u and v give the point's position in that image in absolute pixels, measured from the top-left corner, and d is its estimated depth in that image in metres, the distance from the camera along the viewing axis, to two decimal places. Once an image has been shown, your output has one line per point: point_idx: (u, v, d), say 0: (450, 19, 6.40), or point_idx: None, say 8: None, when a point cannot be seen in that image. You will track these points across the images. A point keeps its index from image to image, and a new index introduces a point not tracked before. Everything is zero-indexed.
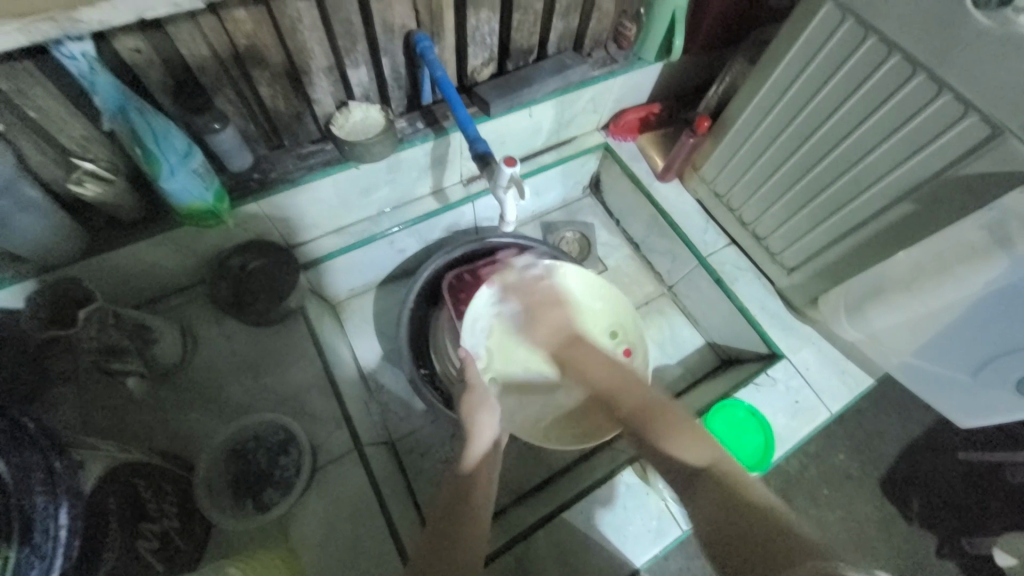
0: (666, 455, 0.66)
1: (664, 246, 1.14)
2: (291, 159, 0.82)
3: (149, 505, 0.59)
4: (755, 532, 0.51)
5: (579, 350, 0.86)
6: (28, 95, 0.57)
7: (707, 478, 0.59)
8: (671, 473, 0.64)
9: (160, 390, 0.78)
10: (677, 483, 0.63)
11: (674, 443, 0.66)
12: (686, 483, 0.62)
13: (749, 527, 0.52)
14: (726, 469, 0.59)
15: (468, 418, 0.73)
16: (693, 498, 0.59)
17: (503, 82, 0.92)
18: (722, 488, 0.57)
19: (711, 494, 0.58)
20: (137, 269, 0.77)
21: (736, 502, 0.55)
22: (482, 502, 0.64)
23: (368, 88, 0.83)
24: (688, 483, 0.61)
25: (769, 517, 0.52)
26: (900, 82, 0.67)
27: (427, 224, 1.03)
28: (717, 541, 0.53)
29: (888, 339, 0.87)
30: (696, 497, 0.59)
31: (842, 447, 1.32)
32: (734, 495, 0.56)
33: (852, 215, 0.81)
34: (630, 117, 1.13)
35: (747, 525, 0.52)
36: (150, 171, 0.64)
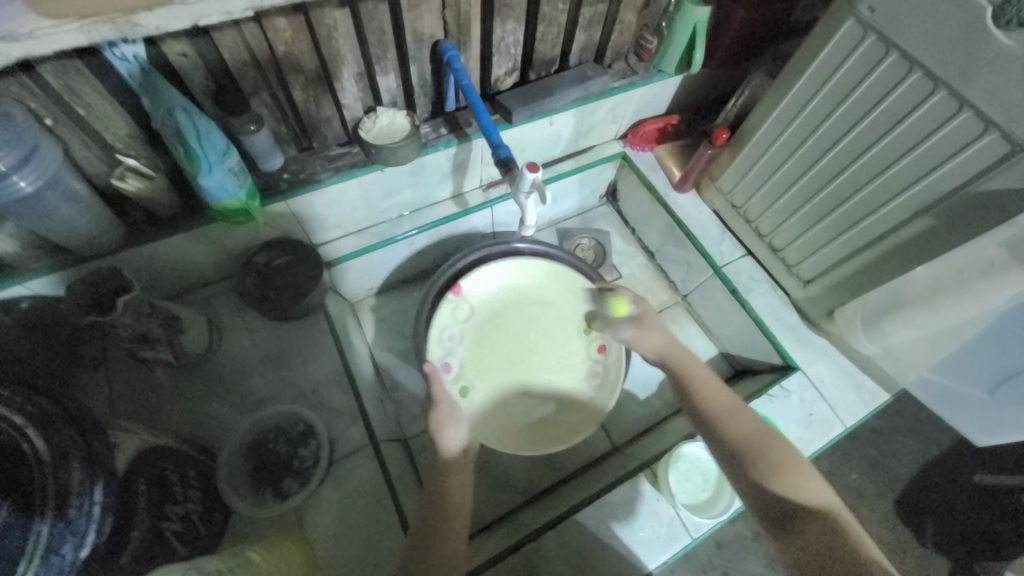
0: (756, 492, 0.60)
1: (678, 255, 1.15)
2: (320, 160, 0.85)
3: (174, 489, 0.61)
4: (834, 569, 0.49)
5: (691, 364, 0.75)
6: (79, 94, 0.60)
7: (804, 522, 0.55)
8: (766, 515, 0.59)
9: (185, 379, 0.80)
10: (772, 524, 0.57)
11: (792, 487, 0.59)
12: (783, 524, 0.56)
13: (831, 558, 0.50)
14: (827, 519, 0.54)
15: (435, 433, 0.72)
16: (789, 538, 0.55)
17: (525, 91, 0.95)
18: (823, 525, 0.54)
19: (807, 540, 0.53)
20: (170, 262, 0.80)
21: (837, 542, 0.52)
22: (458, 491, 0.68)
23: (396, 94, 0.86)
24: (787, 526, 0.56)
25: (858, 553, 0.50)
26: (921, 97, 0.68)
27: (446, 227, 1.05)
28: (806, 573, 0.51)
29: (905, 353, 0.86)
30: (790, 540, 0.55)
31: (855, 463, 1.30)
32: (840, 542, 0.51)
33: (871, 228, 0.82)
34: (648, 128, 1.14)
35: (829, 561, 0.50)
36: (189, 169, 0.67)
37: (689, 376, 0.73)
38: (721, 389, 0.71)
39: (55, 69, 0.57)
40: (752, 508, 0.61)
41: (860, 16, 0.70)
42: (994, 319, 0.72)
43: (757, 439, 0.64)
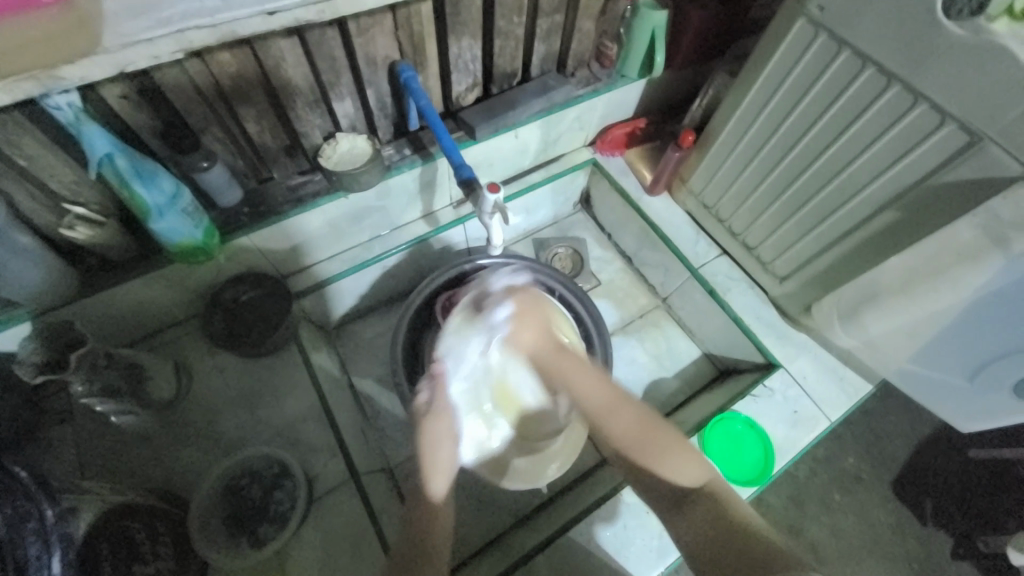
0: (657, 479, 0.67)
1: (656, 258, 1.14)
2: (281, 191, 0.83)
3: (143, 547, 0.58)
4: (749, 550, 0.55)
5: (563, 361, 0.80)
6: (17, 145, 0.58)
7: (697, 501, 0.63)
8: (661, 498, 0.67)
9: (154, 427, 0.78)
10: (668, 504, 0.66)
11: (665, 465, 0.66)
12: (676, 506, 0.65)
13: (726, 537, 0.58)
14: (716, 495, 0.63)
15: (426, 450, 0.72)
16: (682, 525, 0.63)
17: (488, 106, 0.94)
18: (710, 513, 0.62)
19: (699, 521, 0.62)
20: (130, 308, 0.78)
21: (722, 527, 0.59)
22: (442, 530, 0.67)
23: (355, 118, 0.84)
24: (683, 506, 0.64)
25: (741, 535, 0.58)
26: (877, 93, 0.68)
27: (419, 248, 1.04)
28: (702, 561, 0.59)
29: (885, 345, 0.86)
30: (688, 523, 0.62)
31: (848, 449, 1.30)
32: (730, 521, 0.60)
33: (839, 223, 0.82)
34: (617, 133, 1.14)
35: (731, 542, 0.57)
36: (140, 213, 0.66)
37: (564, 371, 0.79)
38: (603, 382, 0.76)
39: None
40: (649, 489, 0.69)
41: (811, 16, 0.71)
42: (964, 309, 0.73)
43: (641, 426, 0.70)
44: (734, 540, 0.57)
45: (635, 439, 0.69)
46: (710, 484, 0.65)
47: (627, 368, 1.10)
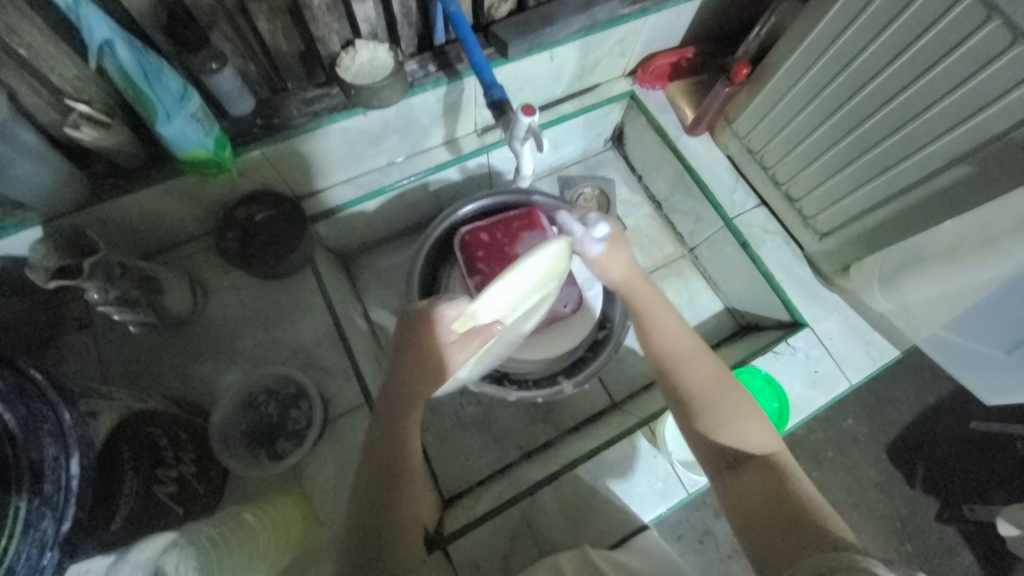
0: (718, 442, 0.60)
1: (687, 205, 1.08)
2: (296, 103, 0.77)
3: (167, 453, 0.59)
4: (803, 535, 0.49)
5: (648, 297, 0.73)
6: (18, 33, 0.53)
7: (753, 466, 0.57)
8: (712, 461, 0.60)
9: (173, 340, 0.79)
10: (722, 467, 0.59)
11: (743, 433, 0.60)
12: (731, 470, 0.58)
13: (779, 517, 0.51)
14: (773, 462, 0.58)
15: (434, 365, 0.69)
16: (732, 485, 0.57)
17: (522, 19, 0.84)
18: (769, 481, 0.55)
19: (750, 491, 0.55)
20: (143, 220, 0.76)
21: (778, 492, 0.54)
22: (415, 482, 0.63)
23: (376, 24, 0.76)
24: (733, 473, 0.58)
25: (799, 514, 0.51)
26: (970, 28, 0.59)
27: (439, 176, 0.98)
28: (746, 526, 0.54)
29: (922, 312, 0.82)
30: (739, 493, 0.56)
31: (853, 410, 1.30)
32: (790, 493, 0.53)
33: (902, 176, 0.75)
34: (660, 62, 1.04)
35: (789, 518, 0.51)
36: (148, 116, 0.61)
37: (631, 289, 0.73)
38: (686, 341, 0.68)
39: None
40: (700, 448, 0.62)
41: None
42: (1008, 283, 0.68)
43: (714, 388, 0.63)
44: (785, 521, 0.51)
45: (702, 401, 0.62)
46: (779, 457, 0.58)
47: None
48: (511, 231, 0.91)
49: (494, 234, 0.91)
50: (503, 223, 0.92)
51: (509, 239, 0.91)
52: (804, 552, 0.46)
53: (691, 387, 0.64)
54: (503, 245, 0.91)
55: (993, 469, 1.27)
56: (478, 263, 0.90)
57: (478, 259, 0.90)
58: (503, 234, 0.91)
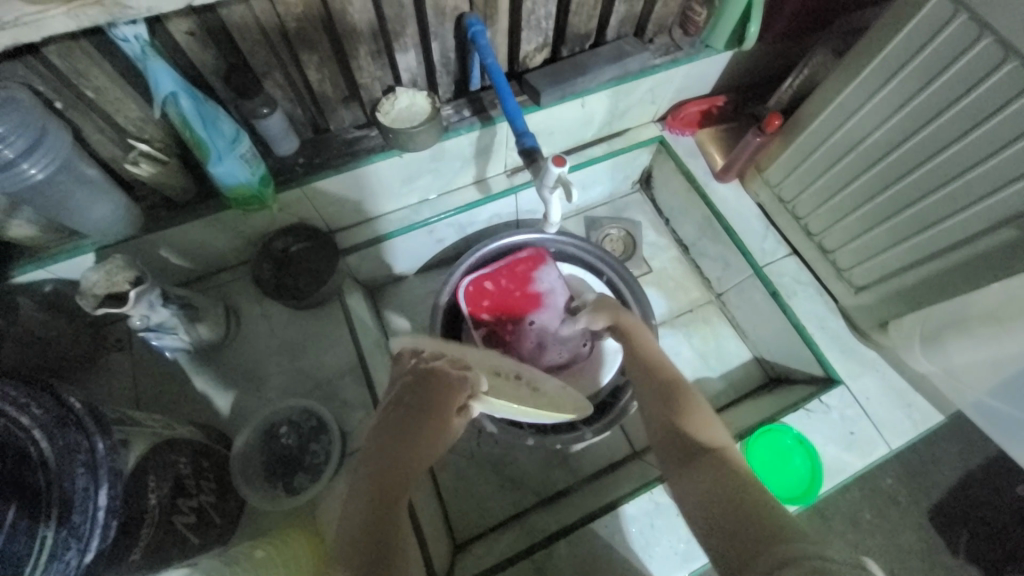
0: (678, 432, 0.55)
1: (715, 251, 1.06)
2: (337, 144, 0.81)
3: (187, 482, 0.60)
4: (757, 528, 0.41)
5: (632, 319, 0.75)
6: (85, 76, 0.58)
7: (709, 459, 0.50)
8: (670, 458, 0.53)
9: (203, 365, 0.81)
10: (677, 459, 0.52)
11: (699, 426, 0.54)
12: (685, 461, 0.51)
13: (734, 513, 0.44)
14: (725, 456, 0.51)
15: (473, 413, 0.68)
16: (685, 475, 0.50)
17: (556, 69, 0.87)
18: (728, 473, 0.48)
19: (709, 481, 0.48)
20: (187, 249, 0.80)
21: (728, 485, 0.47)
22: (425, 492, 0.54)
23: (416, 72, 0.80)
24: (690, 460, 0.51)
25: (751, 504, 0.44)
26: (1015, 93, 0.58)
27: (468, 214, 1.01)
28: (706, 519, 0.45)
29: (968, 377, 0.77)
30: (695, 480, 0.49)
31: (891, 472, 1.22)
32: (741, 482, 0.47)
33: (944, 234, 0.72)
34: (690, 110, 1.05)
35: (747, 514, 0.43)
36: (200, 156, 0.65)
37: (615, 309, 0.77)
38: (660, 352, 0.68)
39: (65, 53, 0.55)
40: (663, 446, 0.55)
41: None
42: None
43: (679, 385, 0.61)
44: (744, 515, 0.43)
45: (672, 394, 0.59)
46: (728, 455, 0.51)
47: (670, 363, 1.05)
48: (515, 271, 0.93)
49: (497, 278, 0.93)
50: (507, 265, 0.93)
51: (514, 280, 0.93)
52: (758, 547, 0.39)
53: (662, 385, 0.61)
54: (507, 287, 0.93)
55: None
56: (482, 313, 0.92)
57: (484, 309, 0.92)
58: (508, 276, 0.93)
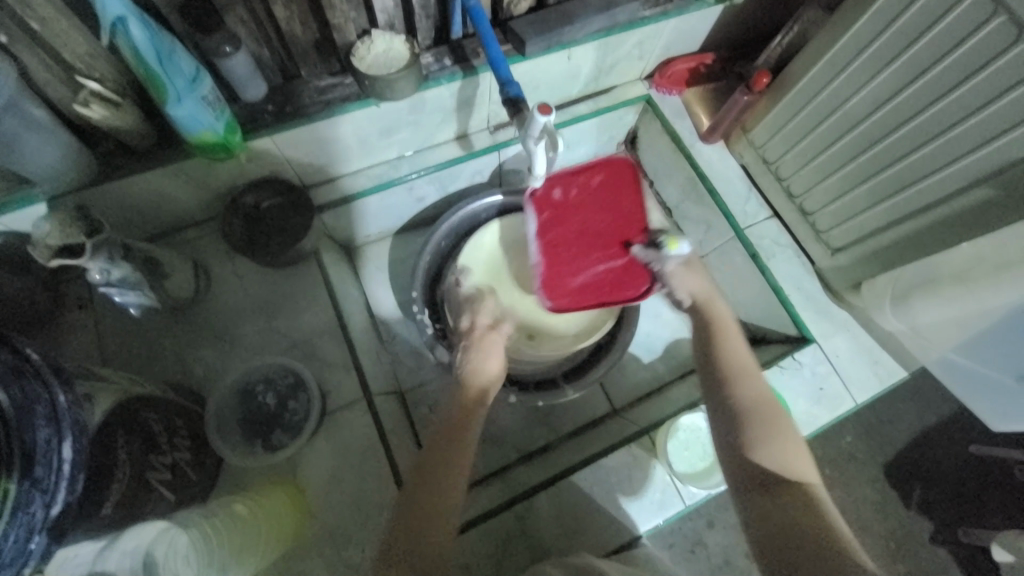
0: (757, 458, 0.57)
1: (698, 213, 1.06)
2: (309, 91, 0.76)
3: (161, 439, 0.58)
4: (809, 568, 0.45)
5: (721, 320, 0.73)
6: (29, 4, 0.53)
7: (788, 490, 0.53)
8: (744, 476, 0.57)
9: (173, 324, 0.78)
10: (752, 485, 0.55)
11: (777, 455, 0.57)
12: (762, 488, 0.54)
13: (797, 536, 0.48)
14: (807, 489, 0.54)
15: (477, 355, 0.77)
16: (759, 500, 0.53)
17: (541, 16, 0.82)
18: (804, 508, 0.51)
19: (774, 512, 0.51)
20: (149, 201, 0.75)
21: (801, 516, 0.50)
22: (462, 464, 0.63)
23: (393, 15, 0.75)
24: (766, 492, 0.54)
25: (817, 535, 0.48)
26: (1000, 48, 0.57)
27: (449, 172, 0.97)
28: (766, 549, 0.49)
29: (933, 335, 0.80)
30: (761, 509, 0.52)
31: (852, 428, 1.28)
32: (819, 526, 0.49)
33: (922, 195, 0.73)
34: (679, 68, 1.02)
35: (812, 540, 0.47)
36: (158, 97, 0.60)
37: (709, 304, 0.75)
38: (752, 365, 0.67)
39: None
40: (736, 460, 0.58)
41: None
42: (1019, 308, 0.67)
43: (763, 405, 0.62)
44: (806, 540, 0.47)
45: (758, 414, 0.61)
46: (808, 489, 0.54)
47: (650, 324, 1.06)
48: (595, 190, 0.90)
49: (585, 198, 0.89)
50: (603, 183, 0.89)
51: (600, 202, 0.90)
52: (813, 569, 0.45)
53: (750, 403, 0.62)
54: (575, 206, 0.89)
55: (989, 491, 1.26)
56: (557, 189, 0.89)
57: (556, 195, 0.89)
58: (610, 202, 0.90)
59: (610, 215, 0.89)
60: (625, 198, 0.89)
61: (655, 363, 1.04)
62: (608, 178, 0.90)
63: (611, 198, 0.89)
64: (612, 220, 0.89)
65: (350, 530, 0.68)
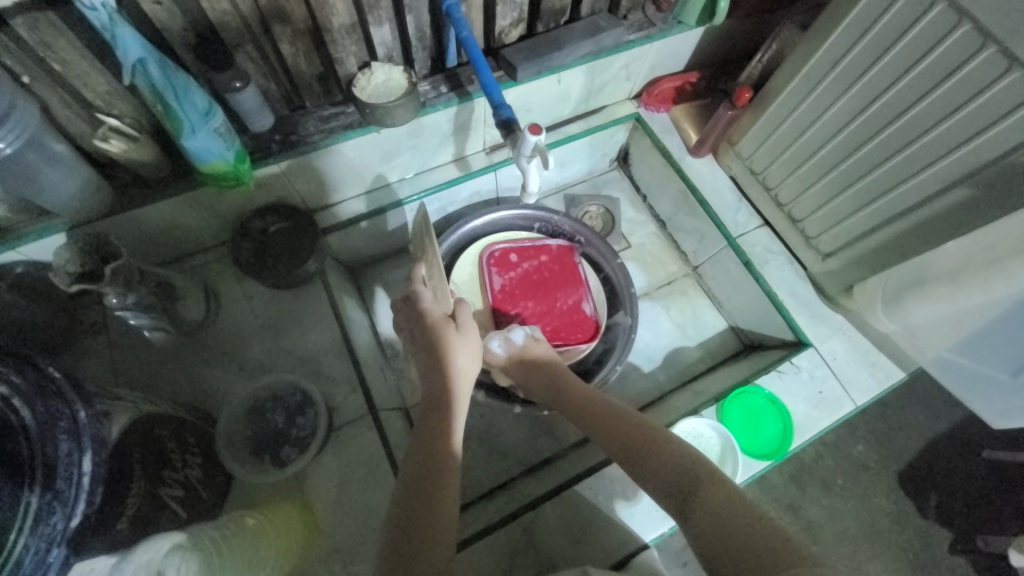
0: (668, 470, 0.59)
1: (691, 224, 1.09)
2: (313, 120, 0.81)
3: (173, 457, 0.60)
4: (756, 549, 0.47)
5: (558, 380, 0.78)
6: (53, 48, 0.57)
7: (703, 492, 0.55)
8: (669, 495, 0.58)
9: (184, 345, 0.80)
10: (675, 504, 0.56)
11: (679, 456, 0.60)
12: (682, 504, 0.56)
13: (741, 536, 0.49)
14: (720, 482, 0.56)
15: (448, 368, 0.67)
16: (688, 518, 0.54)
17: (532, 44, 0.87)
18: (720, 497, 0.54)
19: (708, 513, 0.53)
20: (162, 228, 0.78)
21: (734, 518, 0.51)
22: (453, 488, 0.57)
23: (391, 47, 0.80)
24: (686, 505, 0.55)
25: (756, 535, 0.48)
26: (965, 56, 0.61)
27: (448, 193, 1.01)
28: (713, 550, 0.50)
29: (927, 335, 0.82)
30: (694, 522, 0.53)
31: (862, 435, 1.28)
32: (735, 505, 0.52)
33: (901, 199, 0.76)
34: (665, 87, 1.07)
35: (754, 539, 0.48)
36: (173, 129, 0.64)
37: (550, 368, 0.79)
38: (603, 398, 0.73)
39: (26, 22, 0.54)
40: (654, 485, 0.60)
41: None
42: (1010, 304, 0.68)
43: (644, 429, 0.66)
44: (754, 541, 0.48)
45: (645, 442, 0.64)
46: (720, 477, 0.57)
47: (649, 334, 1.08)
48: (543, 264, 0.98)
49: (533, 272, 0.97)
50: (551, 259, 0.98)
51: (545, 274, 0.97)
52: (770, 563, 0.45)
53: (632, 435, 0.65)
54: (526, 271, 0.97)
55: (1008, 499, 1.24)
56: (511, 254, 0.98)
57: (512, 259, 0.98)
58: (557, 275, 0.98)
59: (557, 283, 0.97)
60: (565, 270, 0.98)
61: (655, 372, 1.05)
62: (556, 259, 0.99)
63: (550, 270, 0.98)
64: (557, 285, 0.97)
65: (357, 547, 0.69)
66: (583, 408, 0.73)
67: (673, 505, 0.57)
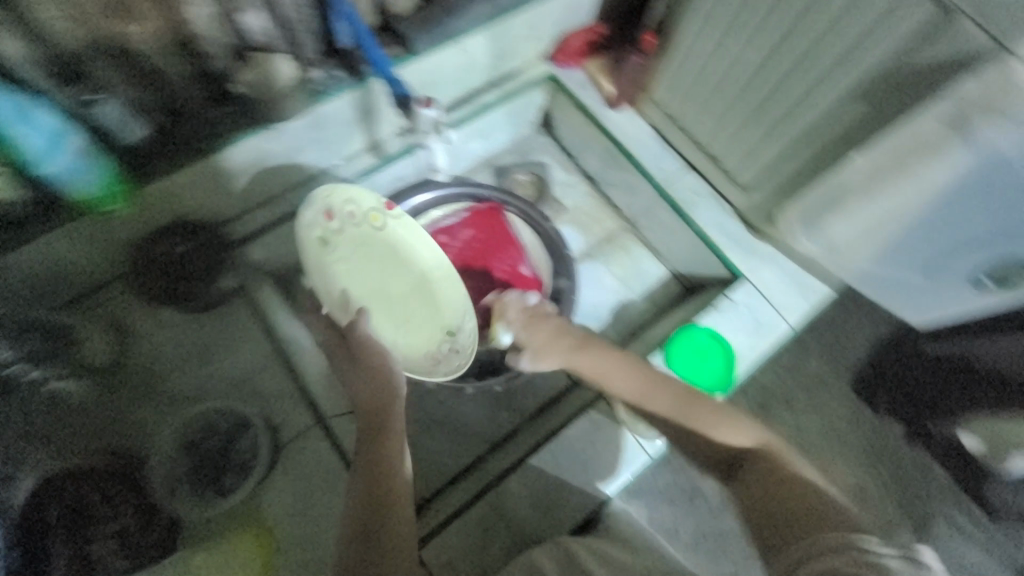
0: (720, 448, 0.65)
1: (620, 178, 1.09)
2: (198, 125, 0.74)
3: (99, 510, 0.64)
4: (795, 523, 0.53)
5: (582, 352, 0.75)
6: None
7: (753, 464, 0.61)
8: (717, 465, 0.65)
9: (102, 388, 0.75)
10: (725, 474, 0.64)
11: (720, 436, 0.65)
12: (732, 473, 0.63)
13: (777, 513, 0.56)
14: (772, 457, 0.61)
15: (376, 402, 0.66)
16: (736, 486, 0.62)
17: (426, 13, 0.83)
18: (773, 468, 0.60)
19: (753, 487, 0.59)
20: (46, 267, 0.71)
21: (785, 492, 0.57)
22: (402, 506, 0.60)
23: (273, 34, 0.74)
24: (740, 476, 0.61)
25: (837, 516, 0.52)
26: None
27: (366, 184, 0.94)
28: (758, 524, 0.57)
29: (849, 250, 0.85)
30: (744, 491, 0.60)
31: (813, 353, 1.31)
32: (787, 477, 0.59)
33: (807, 121, 0.78)
34: (575, 41, 1.05)
35: (790, 513, 0.55)
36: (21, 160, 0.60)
37: (571, 342, 0.74)
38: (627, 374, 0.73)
39: None
40: (704, 459, 0.66)
41: None
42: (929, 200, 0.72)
43: (683, 407, 0.69)
44: (792, 511, 0.55)
45: (690, 422, 0.68)
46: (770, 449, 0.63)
47: (593, 294, 1.09)
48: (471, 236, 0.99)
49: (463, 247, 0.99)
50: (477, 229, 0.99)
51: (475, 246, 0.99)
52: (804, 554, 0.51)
53: (676, 416, 0.68)
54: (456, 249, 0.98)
55: None
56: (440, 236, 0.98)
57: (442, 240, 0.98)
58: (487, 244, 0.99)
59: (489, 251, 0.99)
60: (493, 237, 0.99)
61: (604, 330, 1.06)
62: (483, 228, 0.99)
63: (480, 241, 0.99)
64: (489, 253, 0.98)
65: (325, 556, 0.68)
66: (617, 384, 0.73)
67: (724, 474, 0.64)
